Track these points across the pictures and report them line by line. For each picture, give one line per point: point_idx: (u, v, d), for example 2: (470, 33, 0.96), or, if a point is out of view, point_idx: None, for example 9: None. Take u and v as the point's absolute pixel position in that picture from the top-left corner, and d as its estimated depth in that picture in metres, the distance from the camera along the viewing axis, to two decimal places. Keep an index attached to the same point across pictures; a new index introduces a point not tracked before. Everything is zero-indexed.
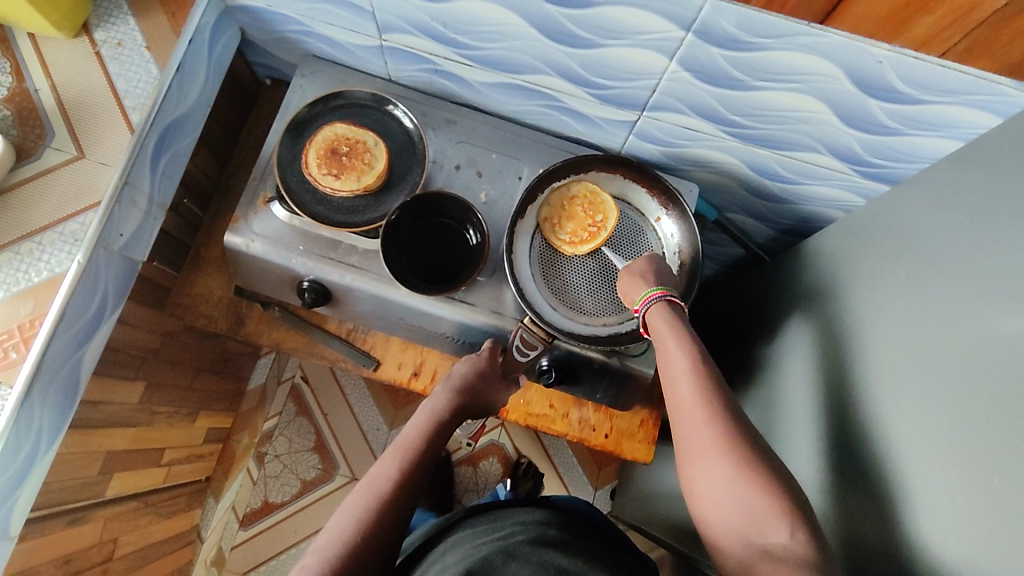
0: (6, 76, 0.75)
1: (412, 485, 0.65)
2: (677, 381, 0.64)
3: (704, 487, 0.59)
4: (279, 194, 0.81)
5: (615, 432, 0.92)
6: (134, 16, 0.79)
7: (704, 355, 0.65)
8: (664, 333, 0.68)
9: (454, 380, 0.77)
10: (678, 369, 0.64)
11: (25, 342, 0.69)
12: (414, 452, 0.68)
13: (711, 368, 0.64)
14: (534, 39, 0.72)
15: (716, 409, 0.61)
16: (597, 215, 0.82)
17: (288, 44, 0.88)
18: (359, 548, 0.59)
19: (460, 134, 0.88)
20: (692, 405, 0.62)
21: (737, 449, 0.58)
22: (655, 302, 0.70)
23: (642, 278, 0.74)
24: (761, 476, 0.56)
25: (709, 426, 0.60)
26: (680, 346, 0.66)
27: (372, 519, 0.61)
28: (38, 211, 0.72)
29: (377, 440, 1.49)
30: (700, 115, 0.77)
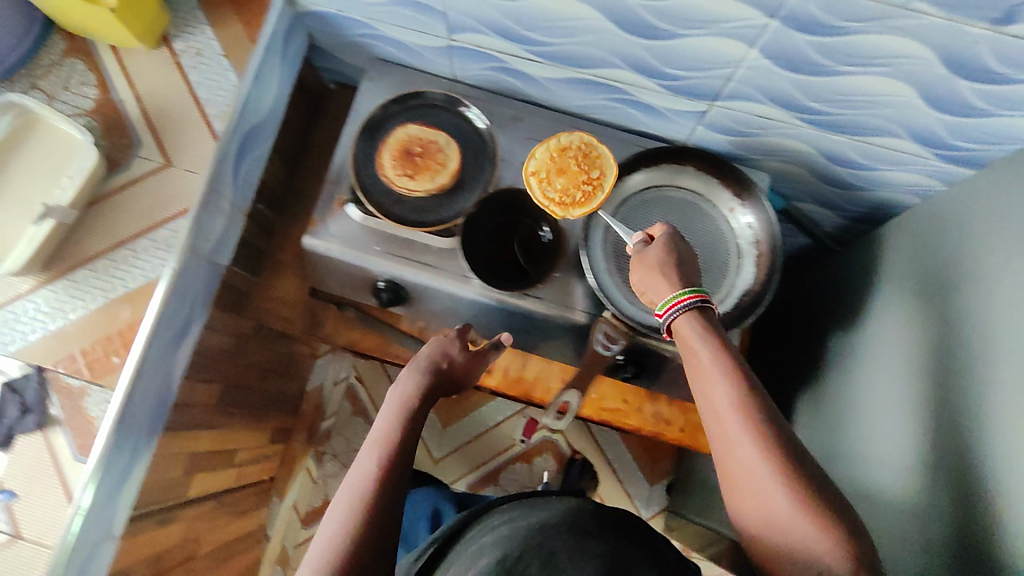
0: (91, 89, 0.77)
1: (399, 481, 0.60)
2: (720, 407, 0.59)
3: (757, 511, 0.56)
4: (354, 196, 0.83)
5: (691, 426, 0.93)
6: (211, 25, 0.79)
7: (745, 378, 0.60)
8: (696, 349, 0.63)
9: (422, 361, 0.72)
10: (715, 391, 0.60)
11: (125, 346, 0.72)
12: (393, 444, 0.63)
13: (756, 388, 0.60)
14: (610, 33, 0.72)
15: (769, 441, 0.56)
16: (594, 171, 0.79)
17: (355, 48, 0.89)
18: (349, 552, 0.54)
19: (527, 131, 0.89)
20: (739, 433, 0.57)
21: (792, 478, 0.55)
22: (688, 307, 0.65)
23: (659, 269, 0.69)
24: (816, 503, 0.54)
25: (761, 453, 0.56)
26: (720, 366, 0.61)
27: (361, 519, 0.56)
28: (128, 221, 0.74)
29: (432, 437, 1.52)
30: (777, 102, 0.77)
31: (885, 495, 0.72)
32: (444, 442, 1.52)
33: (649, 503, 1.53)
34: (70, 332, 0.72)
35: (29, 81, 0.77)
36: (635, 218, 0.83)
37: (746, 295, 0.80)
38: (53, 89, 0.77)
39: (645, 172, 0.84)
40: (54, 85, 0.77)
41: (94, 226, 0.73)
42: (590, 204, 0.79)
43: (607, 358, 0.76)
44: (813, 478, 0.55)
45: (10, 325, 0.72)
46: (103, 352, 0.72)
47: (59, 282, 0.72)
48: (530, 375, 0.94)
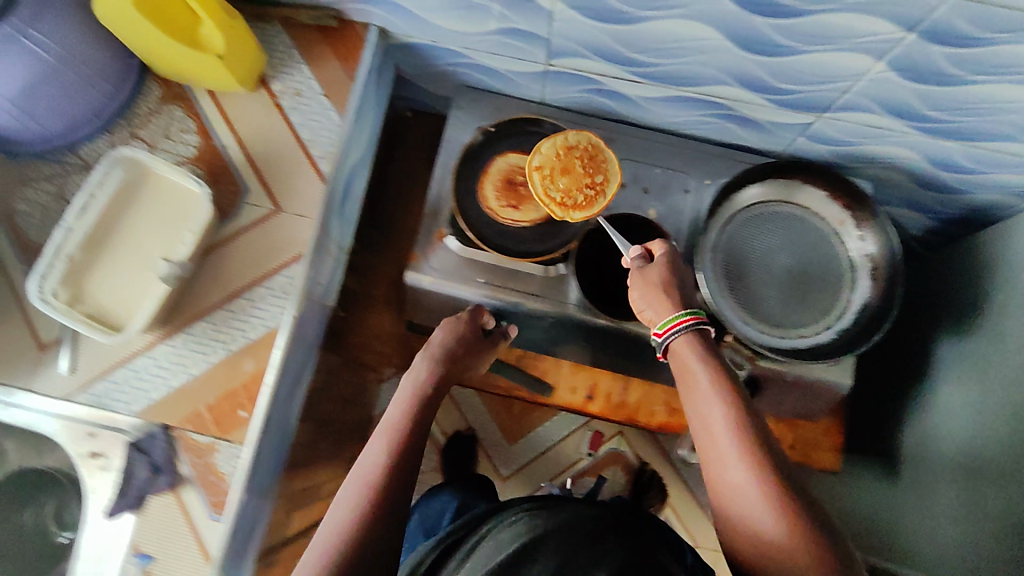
0: (193, 135, 0.75)
1: (405, 475, 0.57)
2: (716, 430, 0.53)
3: (750, 537, 0.50)
4: (456, 228, 0.83)
5: (800, 444, 0.96)
6: (307, 63, 0.76)
7: (738, 398, 0.54)
8: (693, 369, 0.57)
9: (433, 348, 0.73)
10: (709, 411, 0.54)
11: (250, 398, 0.72)
12: (401, 432, 0.61)
13: (749, 407, 0.54)
14: (728, 52, 0.70)
15: (762, 463, 0.50)
16: (598, 174, 0.77)
17: (441, 75, 0.87)
18: (347, 551, 0.51)
19: (622, 151, 0.87)
20: (734, 459, 0.51)
21: (782, 501, 0.49)
22: (686, 330, 0.59)
23: (658, 285, 0.63)
24: (809, 527, 0.48)
25: (754, 474, 0.50)
26: (713, 385, 0.55)
27: (355, 522, 0.52)
28: (243, 270, 0.73)
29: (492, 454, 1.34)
30: (891, 112, 0.75)
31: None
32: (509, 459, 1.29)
33: None
34: (191, 388, 0.72)
35: (129, 130, 0.75)
36: (745, 236, 0.83)
37: (863, 309, 0.80)
38: (153, 138, 0.75)
39: (760, 184, 0.83)
40: (154, 133, 0.75)
41: (206, 277, 0.73)
42: (591, 208, 0.77)
43: None
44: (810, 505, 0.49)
45: (131, 382, 0.72)
46: (229, 406, 0.71)
47: (176, 337, 0.72)
48: (632, 399, 0.96)
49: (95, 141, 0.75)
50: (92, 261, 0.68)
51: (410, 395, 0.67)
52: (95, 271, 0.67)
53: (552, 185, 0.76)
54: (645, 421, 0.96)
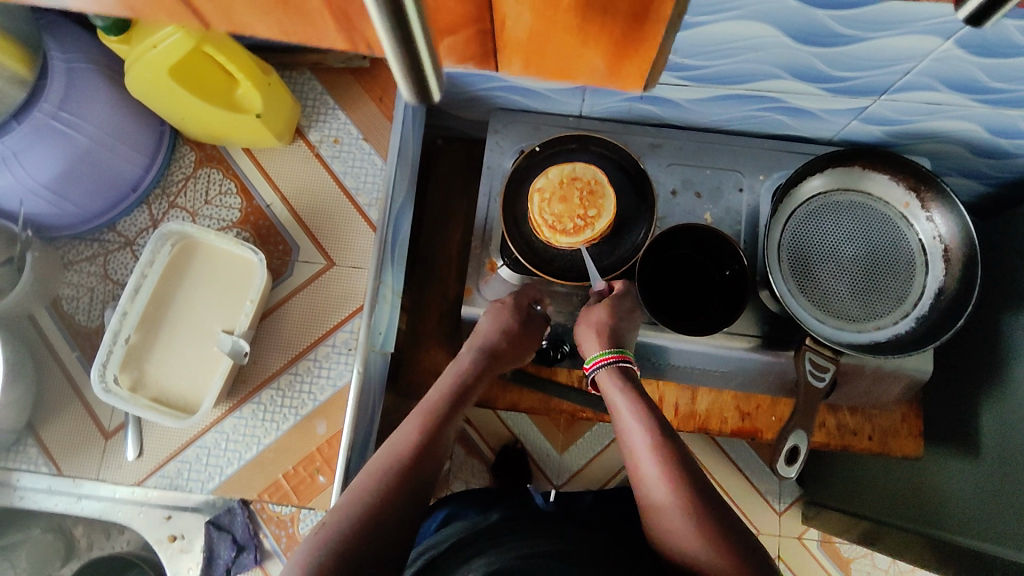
0: (234, 197, 0.74)
1: (431, 461, 0.61)
2: (637, 452, 0.63)
3: (667, 536, 0.58)
4: (508, 258, 0.80)
5: (879, 433, 0.88)
6: (342, 108, 0.75)
7: (658, 424, 0.64)
8: (615, 404, 0.67)
9: (481, 338, 0.73)
10: (632, 436, 0.64)
11: (329, 463, 0.69)
12: (435, 420, 0.64)
13: (666, 430, 0.64)
14: (782, 47, 0.66)
15: (679, 479, 0.60)
16: (592, 210, 0.76)
17: (474, 101, 0.85)
18: (366, 518, 0.53)
19: (669, 157, 0.85)
20: (653, 478, 0.60)
21: (691, 503, 0.58)
22: (607, 368, 0.69)
23: (596, 332, 0.71)
24: (716, 530, 0.57)
25: (666, 479, 0.60)
26: (634, 416, 0.65)
27: (380, 494, 0.56)
28: (303, 331, 0.71)
29: (549, 466, 1.35)
30: (954, 87, 0.71)
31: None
32: (563, 469, 1.35)
33: (782, 497, 1.36)
34: (268, 457, 0.69)
35: (167, 200, 0.75)
36: (809, 230, 0.79)
37: (942, 295, 0.76)
38: (193, 206, 0.74)
39: (822, 175, 0.80)
40: (193, 200, 0.74)
41: (268, 344, 0.70)
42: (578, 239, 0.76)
43: (820, 389, 0.74)
44: (715, 513, 0.58)
45: (205, 460, 0.68)
46: (307, 472, 0.69)
47: (245, 408, 0.69)
48: (702, 408, 0.88)
49: (134, 215, 0.74)
50: (151, 341, 0.67)
51: (450, 380, 0.69)
52: (156, 350, 0.67)
53: (546, 209, 0.76)
54: (718, 429, 0.88)
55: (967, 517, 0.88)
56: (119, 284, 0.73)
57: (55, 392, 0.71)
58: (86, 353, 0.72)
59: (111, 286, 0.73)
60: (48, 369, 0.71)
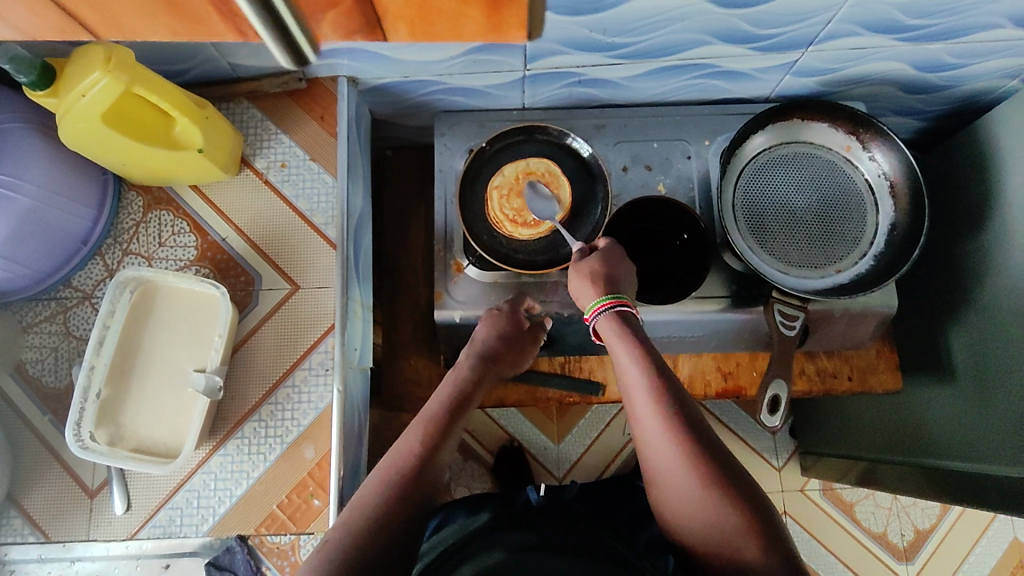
0: (188, 236, 0.73)
1: (432, 467, 0.61)
2: (633, 395, 0.61)
3: (662, 474, 0.58)
4: (474, 257, 0.80)
5: (858, 372, 0.90)
6: (285, 131, 0.75)
7: (657, 367, 0.61)
8: (615, 349, 0.64)
9: (477, 344, 0.75)
10: (631, 381, 0.62)
11: (322, 486, 0.68)
12: (436, 428, 0.64)
13: (664, 370, 0.61)
14: (706, 13, 0.68)
15: (674, 422, 0.58)
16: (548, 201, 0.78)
17: (416, 108, 0.85)
18: (371, 528, 0.54)
19: (615, 136, 0.86)
20: (650, 421, 0.59)
21: (682, 440, 0.57)
22: (605, 312, 0.66)
23: (591, 279, 0.68)
24: (702, 459, 0.56)
25: (656, 420, 0.59)
26: (633, 361, 0.62)
27: (382, 503, 0.56)
28: (276, 358, 0.70)
29: (548, 459, 1.36)
30: (876, 30, 0.74)
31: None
32: (562, 460, 1.36)
33: (778, 453, 1.38)
34: (259, 491, 0.68)
35: (120, 248, 0.74)
36: (759, 186, 0.81)
37: (896, 229, 0.78)
38: (148, 250, 0.73)
39: (764, 132, 0.81)
40: (147, 245, 0.74)
41: (242, 376, 0.70)
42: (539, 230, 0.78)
43: (793, 337, 0.76)
44: (709, 451, 0.57)
45: (196, 503, 0.67)
46: (300, 499, 0.68)
47: (229, 444, 0.68)
48: (685, 374, 0.90)
49: (89, 267, 0.73)
50: (124, 391, 0.66)
51: (451, 386, 0.70)
52: (129, 401, 0.66)
53: (506, 205, 0.78)
54: (703, 394, 0.90)
55: (954, 443, 0.90)
56: (82, 339, 0.72)
57: (32, 457, 0.69)
58: (58, 416, 0.70)
59: (75, 343, 0.72)
60: (20, 437, 0.69)
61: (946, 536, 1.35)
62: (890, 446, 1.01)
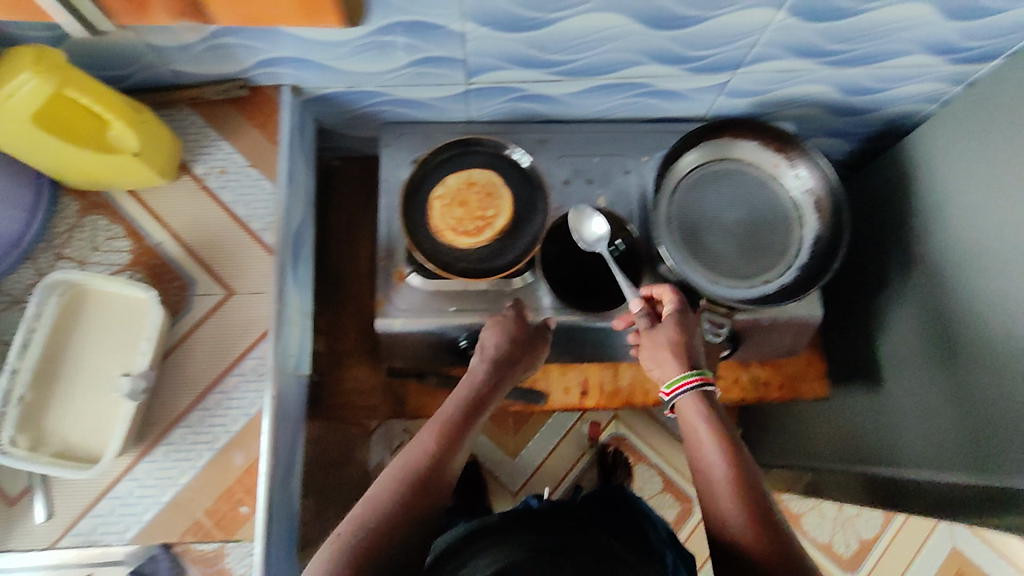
0: (123, 240, 0.73)
1: (448, 466, 0.64)
2: (712, 484, 0.61)
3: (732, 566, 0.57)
4: (416, 264, 0.81)
5: (788, 381, 0.94)
6: (226, 138, 0.76)
7: (740, 460, 0.61)
8: (695, 431, 0.64)
9: (488, 350, 0.75)
10: (712, 468, 0.61)
11: (249, 492, 0.67)
12: (453, 427, 0.67)
13: (749, 465, 0.61)
14: (636, 33, 0.71)
15: (755, 522, 0.57)
16: (490, 210, 0.79)
17: (362, 118, 0.87)
18: (383, 526, 0.58)
19: (557, 150, 0.88)
20: (728, 514, 0.58)
21: (761, 536, 0.56)
22: (689, 392, 0.65)
23: (672, 352, 0.68)
24: (778, 556, 0.55)
25: (729, 490, 0.59)
26: (716, 448, 0.62)
27: (398, 503, 0.59)
28: (209, 362, 0.70)
29: (502, 470, 1.37)
30: (800, 54, 0.77)
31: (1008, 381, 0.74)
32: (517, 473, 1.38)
33: None
34: (186, 498, 0.67)
35: (53, 252, 0.72)
36: (693, 201, 0.84)
37: (819, 242, 0.82)
38: (81, 254, 0.73)
39: (695, 150, 0.85)
40: (80, 249, 0.73)
41: (174, 381, 0.69)
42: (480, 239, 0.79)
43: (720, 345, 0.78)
44: (785, 550, 0.56)
45: (120, 511, 0.66)
46: (228, 505, 0.67)
47: (156, 451, 0.68)
48: (625, 382, 0.93)
49: (19, 271, 0.72)
50: (47, 396, 0.65)
51: (465, 393, 0.71)
52: (53, 406, 0.65)
53: (447, 215, 0.79)
54: (642, 401, 0.93)
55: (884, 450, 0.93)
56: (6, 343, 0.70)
57: None
58: None
59: None
60: None
61: (888, 546, 1.39)
62: (833, 455, 1.04)
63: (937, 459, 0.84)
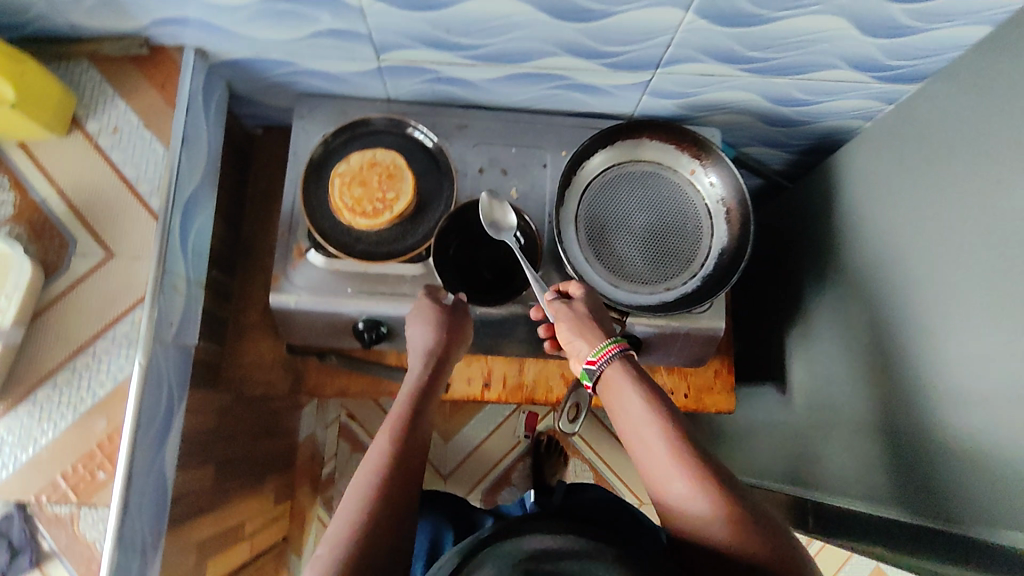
0: (8, 193, 0.71)
1: (411, 471, 0.60)
2: (650, 448, 0.57)
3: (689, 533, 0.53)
4: (314, 241, 0.79)
5: (694, 390, 0.93)
6: (122, 96, 0.74)
7: (673, 421, 0.58)
8: (625, 402, 0.60)
9: (426, 344, 0.72)
10: (646, 434, 0.58)
11: (110, 459, 0.67)
12: (405, 427, 0.63)
13: (682, 423, 0.58)
14: (544, 22, 0.69)
15: (703, 476, 0.54)
16: (389, 192, 0.77)
17: (278, 88, 0.85)
18: (362, 552, 0.52)
19: (475, 137, 0.86)
20: (671, 476, 0.55)
21: (708, 488, 0.53)
22: (612, 360, 0.63)
23: (588, 327, 0.67)
24: (735, 509, 0.52)
25: (673, 458, 0.55)
26: (648, 414, 0.58)
27: (369, 522, 0.54)
28: (84, 322, 0.69)
29: None
30: (719, 59, 0.75)
31: (910, 408, 0.73)
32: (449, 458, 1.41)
33: None
34: (45, 458, 0.66)
35: None
36: (604, 202, 0.82)
37: (724, 252, 0.80)
38: None
39: (604, 151, 0.83)
40: None
41: (45, 340, 0.68)
42: (377, 221, 0.77)
43: None
44: (743, 501, 0.53)
45: None
46: (86, 470, 0.66)
47: (20, 408, 0.67)
48: (529, 377, 0.93)
49: None
50: None
51: (410, 392, 0.67)
52: None
53: (344, 193, 0.76)
54: (545, 399, 0.93)
55: None
56: None
57: None
58: None
59: None
60: None
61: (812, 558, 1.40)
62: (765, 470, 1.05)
63: (846, 480, 0.84)
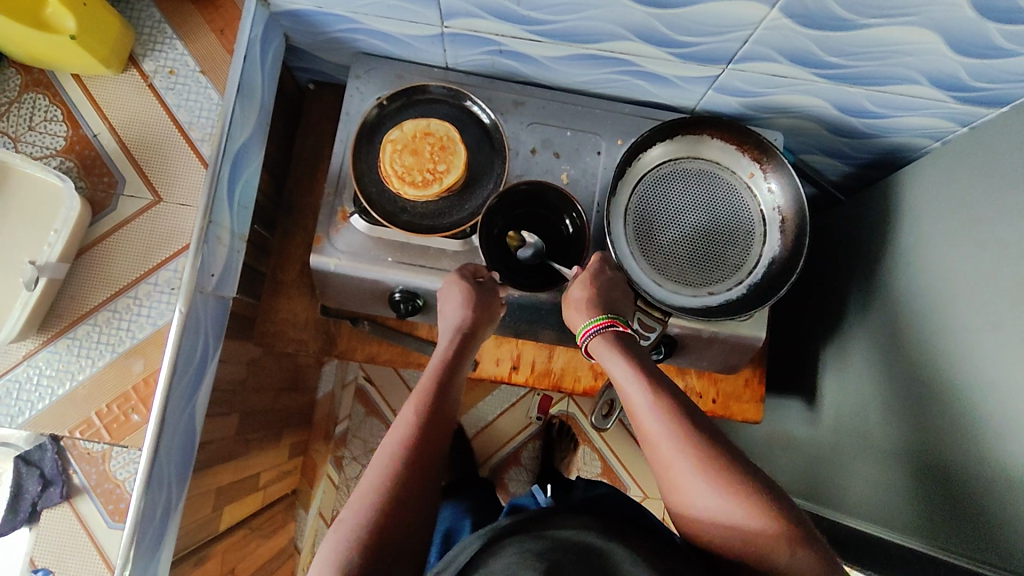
0: (59, 125, 0.70)
1: (438, 445, 0.60)
2: (637, 410, 0.60)
3: (677, 490, 0.56)
4: (358, 206, 0.78)
5: (722, 397, 0.92)
6: (180, 38, 0.73)
7: (661, 385, 0.60)
8: (614, 371, 0.63)
9: (456, 318, 0.71)
10: (634, 397, 0.60)
11: (143, 401, 0.68)
12: (432, 400, 0.62)
13: (668, 386, 0.60)
14: (620, 5, 0.66)
15: (687, 432, 0.56)
16: (441, 164, 0.76)
17: (336, 43, 0.83)
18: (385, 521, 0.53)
19: (530, 116, 0.84)
20: (656, 433, 0.57)
21: (688, 440, 0.56)
22: (599, 334, 0.66)
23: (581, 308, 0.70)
24: (716, 461, 0.55)
25: (658, 417, 0.58)
26: (634, 380, 0.61)
27: (393, 491, 0.55)
28: (126, 264, 0.69)
29: None
30: (794, 61, 0.72)
31: (946, 438, 0.72)
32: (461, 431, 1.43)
33: None
34: (81, 394, 0.68)
35: None
36: (656, 196, 0.80)
37: (773, 262, 0.78)
38: (15, 131, 0.70)
39: (663, 145, 0.81)
40: (15, 125, 0.70)
41: (87, 278, 0.69)
42: (425, 193, 0.76)
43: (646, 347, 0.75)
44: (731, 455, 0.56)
45: (14, 395, 0.67)
46: (120, 410, 0.68)
47: (59, 342, 0.67)
48: (558, 365, 0.92)
49: None
50: None
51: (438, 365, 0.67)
52: None
53: (395, 160, 0.75)
54: (571, 387, 0.92)
55: None
56: None
57: None
58: None
59: None
60: None
61: None
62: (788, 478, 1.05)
63: (869, 500, 0.83)
